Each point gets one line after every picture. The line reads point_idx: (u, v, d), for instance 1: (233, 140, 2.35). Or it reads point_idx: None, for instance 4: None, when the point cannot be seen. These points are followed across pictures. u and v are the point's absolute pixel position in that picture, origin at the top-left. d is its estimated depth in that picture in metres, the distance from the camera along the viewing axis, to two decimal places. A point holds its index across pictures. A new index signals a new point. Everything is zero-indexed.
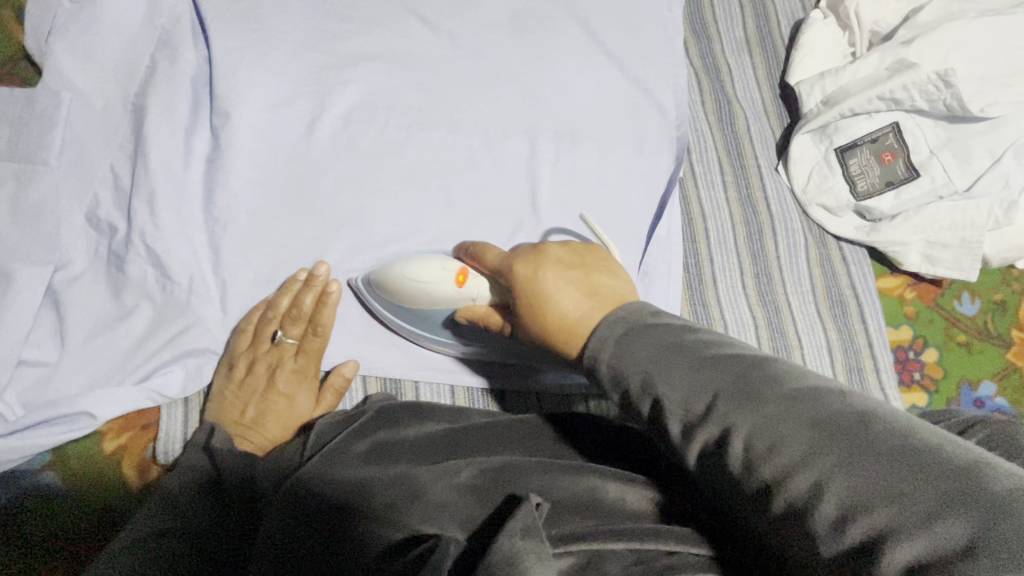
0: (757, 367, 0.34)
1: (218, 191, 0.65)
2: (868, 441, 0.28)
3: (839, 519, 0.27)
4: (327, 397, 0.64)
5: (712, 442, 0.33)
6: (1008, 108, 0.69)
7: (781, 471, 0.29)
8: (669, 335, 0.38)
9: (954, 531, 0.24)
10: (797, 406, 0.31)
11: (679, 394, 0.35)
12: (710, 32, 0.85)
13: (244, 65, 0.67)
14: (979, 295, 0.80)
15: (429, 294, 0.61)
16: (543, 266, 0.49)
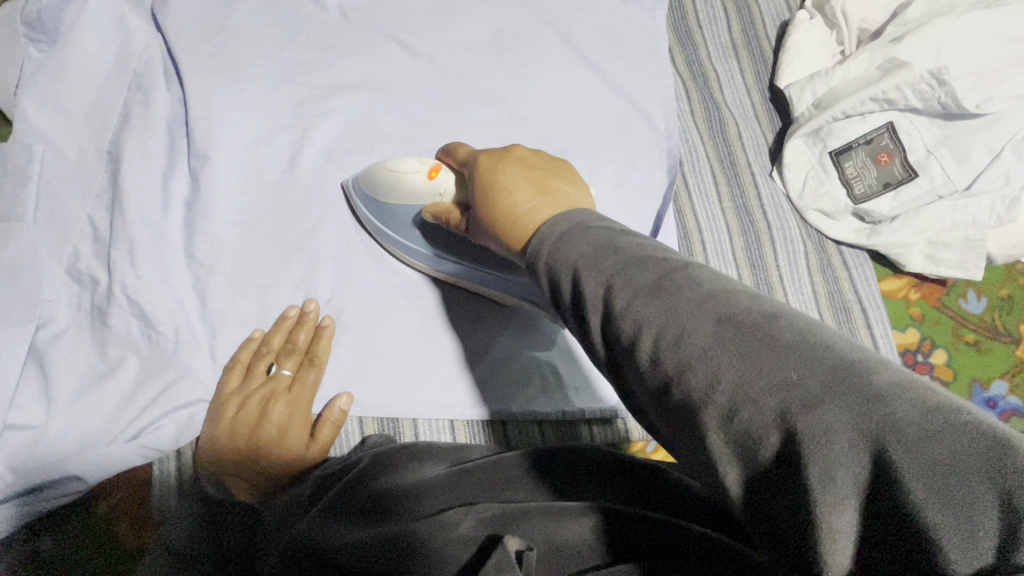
0: (676, 269, 0.33)
1: (201, 236, 0.63)
2: (773, 345, 0.27)
3: (727, 408, 0.27)
4: (324, 433, 0.61)
5: (622, 338, 0.33)
6: (1005, 103, 0.67)
7: (681, 366, 0.29)
8: (599, 236, 0.37)
9: (827, 417, 0.24)
10: (708, 303, 0.30)
11: (597, 288, 0.35)
12: (694, 39, 0.83)
13: (220, 105, 0.66)
14: (985, 292, 0.78)
15: (401, 189, 0.62)
16: (506, 163, 0.50)
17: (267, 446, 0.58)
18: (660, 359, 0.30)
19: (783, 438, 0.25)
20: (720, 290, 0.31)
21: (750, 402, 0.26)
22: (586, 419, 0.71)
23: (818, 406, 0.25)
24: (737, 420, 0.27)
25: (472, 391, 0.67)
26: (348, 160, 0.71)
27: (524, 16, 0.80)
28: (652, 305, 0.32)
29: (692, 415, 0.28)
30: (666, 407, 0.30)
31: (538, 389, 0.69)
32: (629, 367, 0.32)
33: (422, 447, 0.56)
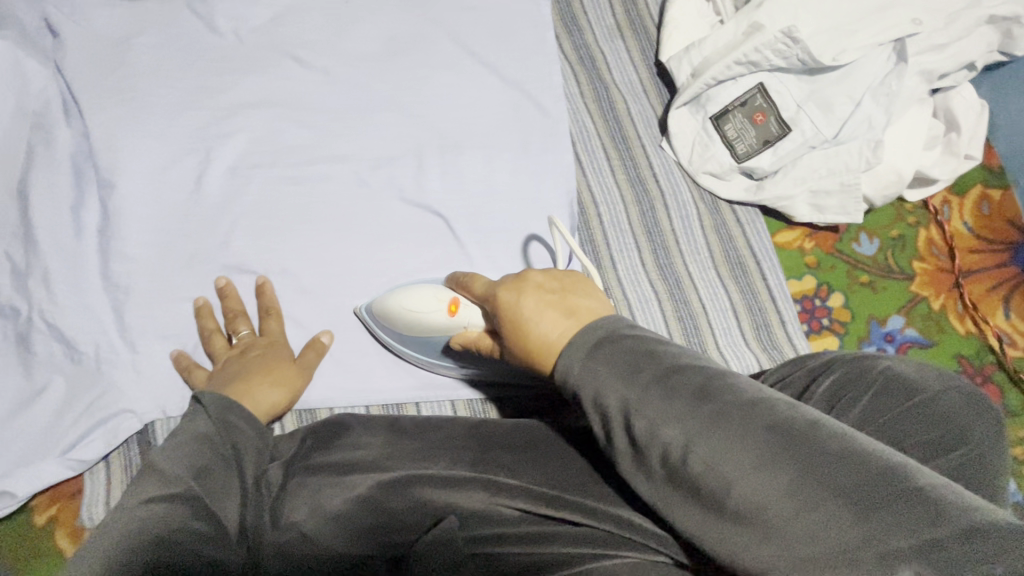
0: (715, 379, 0.39)
1: (115, 259, 0.67)
2: (823, 455, 0.34)
3: (794, 519, 0.33)
4: (309, 359, 0.67)
5: (674, 452, 0.37)
6: (857, 52, 0.71)
7: (744, 478, 0.35)
8: (632, 345, 0.42)
9: (880, 524, 0.31)
10: (756, 414, 0.37)
11: (649, 408, 0.39)
12: (581, 26, 0.88)
13: (122, 136, 0.71)
14: (876, 234, 0.82)
15: (426, 323, 0.64)
16: (525, 292, 0.48)
17: (266, 366, 0.62)
18: (717, 472, 0.35)
19: (850, 542, 0.31)
20: (760, 400, 0.38)
21: (812, 511, 0.32)
22: (500, 395, 0.72)
23: (874, 512, 0.31)
24: (804, 525, 0.32)
25: (388, 380, 0.71)
26: (252, 175, 0.74)
27: (415, 20, 0.83)
28: (706, 419, 0.37)
29: (757, 523, 0.34)
30: (723, 513, 0.35)
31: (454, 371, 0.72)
32: (679, 477, 0.37)
33: (349, 416, 0.63)
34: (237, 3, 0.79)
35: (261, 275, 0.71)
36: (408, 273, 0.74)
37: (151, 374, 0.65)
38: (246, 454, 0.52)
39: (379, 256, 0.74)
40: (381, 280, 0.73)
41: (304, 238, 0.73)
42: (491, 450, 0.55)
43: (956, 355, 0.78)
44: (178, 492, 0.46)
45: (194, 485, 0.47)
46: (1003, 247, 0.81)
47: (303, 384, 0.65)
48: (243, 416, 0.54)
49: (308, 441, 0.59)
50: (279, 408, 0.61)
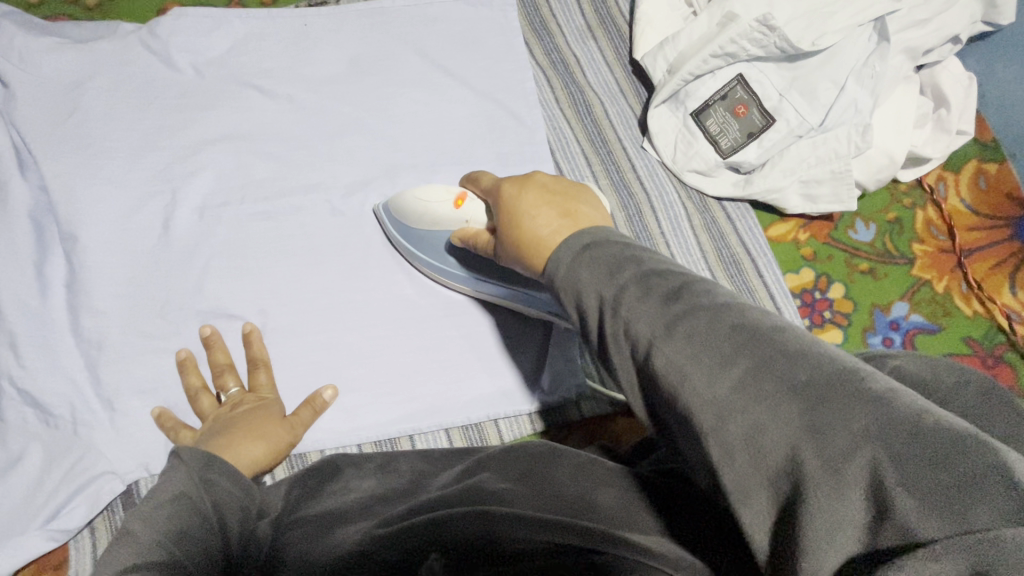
0: (693, 283, 0.36)
1: (85, 314, 0.65)
2: (781, 355, 0.30)
3: (747, 421, 0.29)
4: (304, 416, 0.64)
5: (640, 351, 0.35)
6: (837, 35, 0.69)
7: (701, 376, 0.31)
8: (616, 249, 0.40)
9: (838, 430, 0.26)
10: (723, 314, 0.33)
11: (626, 307, 0.36)
12: (550, 29, 0.85)
13: (82, 185, 0.68)
14: (872, 219, 0.79)
15: (432, 216, 0.65)
16: (527, 190, 0.50)
17: (256, 425, 0.59)
18: (672, 366, 0.33)
19: (788, 442, 0.27)
20: (733, 302, 0.34)
21: (756, 408, 0.29)
22: (493, 419, 0.69)
23: (824, 412, 0.27)
24: (750, 420, 0.29)
25: (379, 413, 0.68)
26: (222, 213, 0.71)
27: (378, 38, 0.81)
28: (671, 317, 0.34)
29: (701, 419, 0.31)
30: (677, 409, 0.32)
31: (446, 399, 0.69)
32: (641, 374, 0.35)
33: (333, 461, 0.62)
34: (191, 37, 0.77)
35: (249, 323, 0.68)
36: (390, 300, 0.71)
37: (130, 432, 0.63)
38: (230, 513, 0.49)
39: (359, 285, 0.71)
40: (363, 310, 0.70)
41: (280, 273, 0.70)
42: (488, 486, 0.52)
43: (965, 338, 0.76)
44: (160, 560, 0.42)
45: (176, 549, 0.43)
46: (1003, 221, 0.78)
47: (294, 441, 0.62)
48: (225, 473, 0.52)
49: (287, 492, 0.57)
50: (264, 464, 0.58)
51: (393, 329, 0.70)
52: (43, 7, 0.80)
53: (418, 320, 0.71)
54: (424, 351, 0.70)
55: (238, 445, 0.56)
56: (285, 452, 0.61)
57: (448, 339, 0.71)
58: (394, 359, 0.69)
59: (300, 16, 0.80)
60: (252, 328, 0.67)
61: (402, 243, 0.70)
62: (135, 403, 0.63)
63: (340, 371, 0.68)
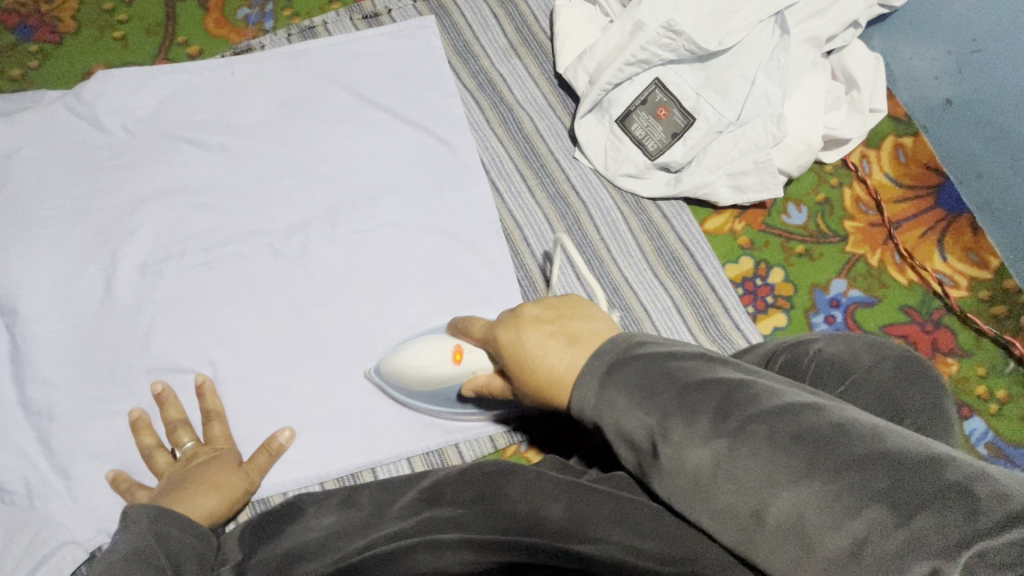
0: (737, 389, 0.37)
1: (32, 386, 0.65)
2: (853, 458, 0.32)
3: (839, 531, 0.32)
4: (260, 461, 0.64)
5: (706, 476, 0.36)
6: (741, 32, 0.71)
7: (780, 495, 0.33)
8: (645, 364, 0.40)
9: (924, 523, 0.30)
10: (779, 422, 0.35)
11: (676, 434, 0.37)
12: (474, 51, 0.87)
13: (22, 257, 0.69)
14: (803, 202, 0.82)
15: (421, 376, 0.63)
16: (523, 330, 0.45)
17: (211, 476, 0.60)
18: (750, 488, 0.34)
19: (894, 548, 0.30)
20: (783, 406, 0.36)
21: (851, 519, 0.31)
22: (452, 441, 0.70)
23: (914, 511, 0.30)
24: (842, 530, 0.31)
25: (338, 449, 0.68)
26: (163, 269, 0.71)
27: (306, 79, 0.82)
28: (733, 440, 0.35)
29: (793, 534, 0.33)
30: (764, 527, 0.34)
31: (404, 427, 0.70)
32: (713, 500, 0.36)
33: (297, 497, 0.62)
34: (119, 97, 0.77)
35: (200, 374, 0.68)
36: (339, 336, 0.72)
37: (89, 499, 0.63)
38: (186, 563, 0.50)
39: (307, 325, 0.72)
40: (313, 349, 0.71)
41: (227, 323, 0.71)
42: (438, 514, 0.52)
43: (903, 306, 0.78)
44: None
45: None
46: (925, 190, 0.81)
47: (252, 488, 0.63)
48: (177, 523, 0.53)
49: (244, 533, 0.57)
50: (219, 512, 0.59)
51: (345, 365, 0.71)
52: None
53: (369, 353, 0.72)
54: (378, 383, 0.71)
55: (190, 498, 0.57)
56: (243, 498, 0.62)
57: None
58: (349, 395, 0.70)
59: (226, 65, 0.81)
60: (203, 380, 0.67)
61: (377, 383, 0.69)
62: (90, 469, 0.63)
63: (296, 411, 0.69)
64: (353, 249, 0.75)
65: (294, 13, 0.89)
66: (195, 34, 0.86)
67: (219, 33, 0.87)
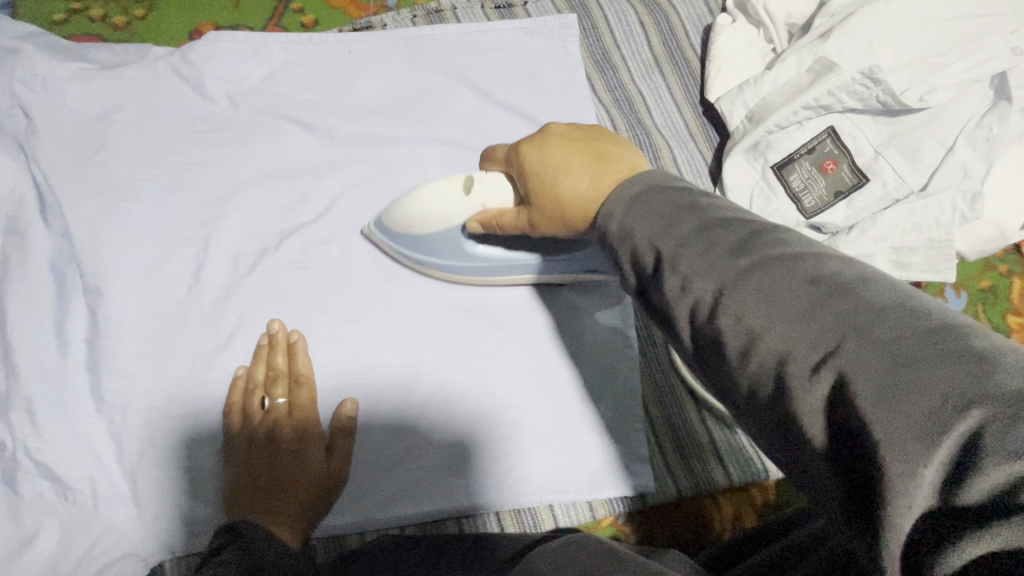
0: (760, 229, 0.31)
1: (106, 375, 0.59)
2: (870, 305, 0.25)
3: (819, 366, 0.25)
4: (340, 443, 0.59)
5: (704, 298, 0.30)
6: (948, 93, 0.62)
7: (765, 323, 0.27)
8: (682, 198, 0.34)
9: (928, 377, 0.22)
10: (794, 260, 0.28)
11: (679, 249, 0.32)
12: (613, 61, 0.78)
13: (109, 231, 0.63)
14: (963, 287, 0.72)
15: (443, 217, 0.57)
16: (550, 143, 0.47)
17: (291, 472, 0.56)
18: (742, 315, 0.28)
19: (881, 394, 0.23)
20: (812, 252, 0.29)
21: (838, 354, 0.25)
22: (548, 503, 0.63)
23: (913, 363, 0.23)
24: (823, 363, 0.25)
25: (423, 492, 0.61)
26: (256, 263, 0.65)
27: (429, 68, 0.74)
28: (740, 260, 0.29)
29: (774, 364, 0.27)
30: (743, 359, 0.28)
31: (493, 475, 0.63)
32: (695, 328, 0.30)
33: (376, 552, 0.53)
34: (228, 64, 0.71)
35: (296, 331, 0.63)
36: (436, 362, 0.65)
37: (156, 511, 0.57)
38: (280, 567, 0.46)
39: (403, 343, 0.65)
40: (405, 372, 0.64)
41: (318, 331, 0.64)
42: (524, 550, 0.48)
43: None
44: None
45: None
46: None
47: (335, 479, 0.58)
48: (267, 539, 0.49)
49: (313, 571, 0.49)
50: (308, 525, 0.55)
51: (437, 396, 0.64)
52: (68, 26, 0.74)
53: (465, 384, 0.64)
54: (468, 421, 0.64)
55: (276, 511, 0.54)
56: (329, 497, 0.58)
57: (498, 408, 0.64)
58: (438, 430, 0.63)
59: (344, 41, 0.74)
60: (286, 331, 0.62)
61: (416, 257, 0.64)
62: (159, 475, 0.58)
63: (375, 441, 0.62)
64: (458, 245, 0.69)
65: None
66: (312, 2, 0.79)
67: (338, 4, 0.79)
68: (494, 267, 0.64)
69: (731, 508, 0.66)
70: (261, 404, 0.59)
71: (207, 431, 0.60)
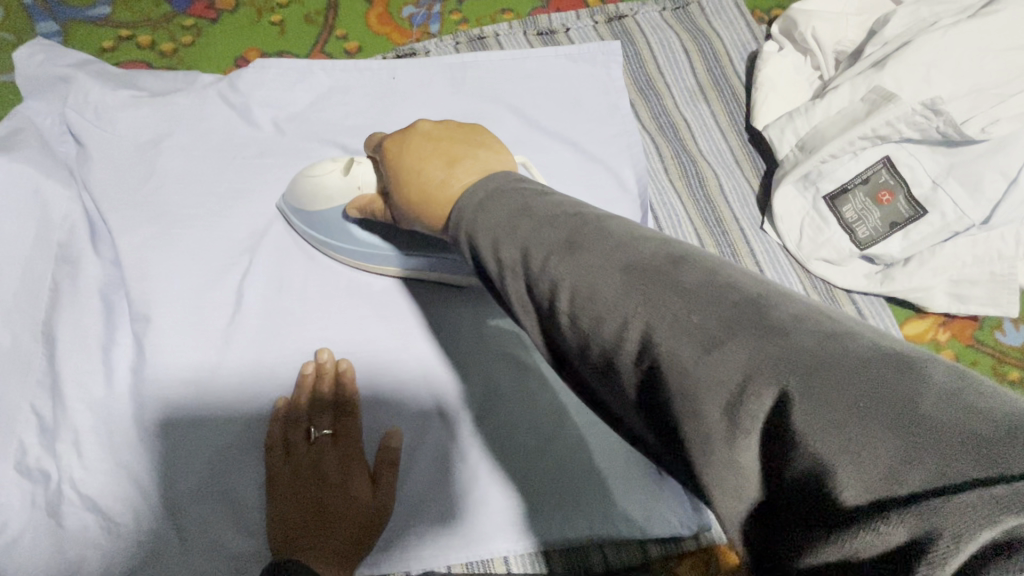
0: (592, 223, 0.32)
1: (151, 404, 0.58)
2: (680, 290, 0.27)
3: (644, 356, 0.26)
4: (385, 475, 0.57)
5: (549, 299, 0.31)
6: (1012, 124, 0.61)
7: (600, 317, 0.28)
8: (520, 195, 0.35)
9: (729, 360, 0.23)
10: (617, 253, 0.29)
11: (522, 250, 0.32)
12: (657, 87, 0.77)
13: (157, 257, 0.62)
14: (1023, 320, 0.71)
15: (326, 194, 0.59)
16: (411, 135, 0.43)
17: (336, 502, 0.54)
18: (579, 311, 0.29)
19: (693, 378, 0.24)
20: (632, 239, 0.30)
21: (656, 341, 0.26)
22: (599, 543, 0.61)
23: (716, 345, 0.24)
24: (646, 351, 0.26)
25: (470, 529, 0.59)
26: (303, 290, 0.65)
27: (472, 94, 0.74)
28: (570, 259, 0.30)
29: (612, 355, 0.28)
30: (590, 353, 0.29)
31: (541, 512, 0.61)
32: (549, 324, 0.31)
33: None
34: (275, 90, 0.71)
35: (342, 359, 0.62)
36: (480, 395, 0.64)
37: (198, 545, 0.56)
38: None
39: (449, 373, 0.64)
40: (451, 405, 0.63)
41: (363, 360, 0.63)
42: None
43: None
44: None
45: None
46: None
47: (381, 512, 0.56)
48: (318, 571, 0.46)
49: None
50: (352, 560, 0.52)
51: (484, 428, 0.63)
52: (117, 52, 0.74)
53: (510, 416, 0.64)
54: (516, 454, 0.62)
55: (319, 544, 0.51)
56: (376, 530, 0.55)
57: (545, 442, 0.63)
58: (484, 464, 0.62)
59: (389, 67, 0.74)
60: (333, 359, 0.61)
61: (315, 236, 0.64)
62: (201, 508, 0.57)
63: (423, 474, 0.60)
64: None
65: (462, 20, 0.81)
66: (356, 29, 0.79)
67: (381, 30, 0.80)
68: (386, 257, 0.64)
69: None
70: (307, 434, 0.58)
71: (250, 462, 0.58)
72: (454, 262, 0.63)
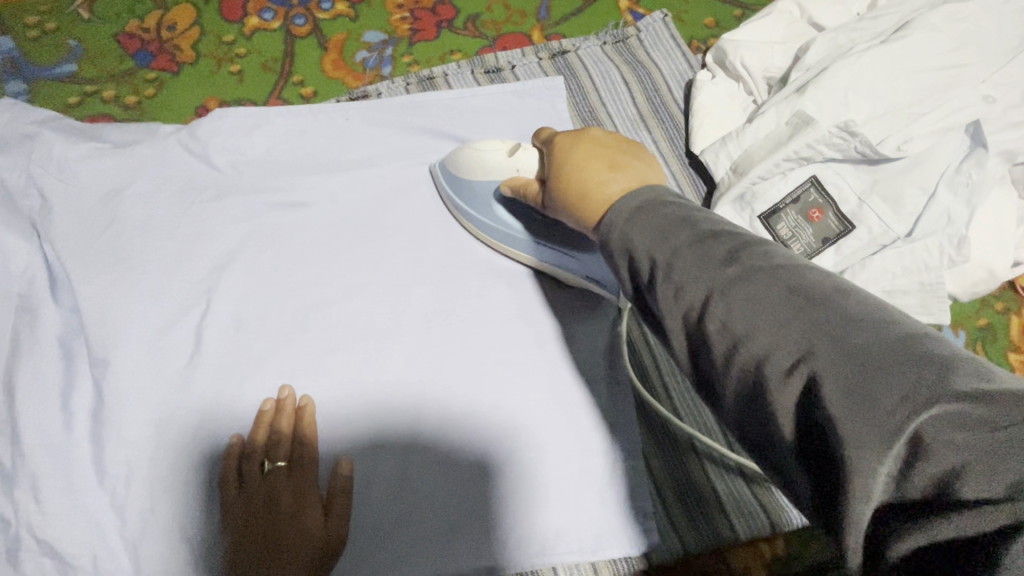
0: (749, 245, 0.35)
1: (110, 447, 0.60)
2: (841, 317, 0.29)
3: (793, 367, 0.29)
4: (339, 504, 0.58)
5: (697, 305, 0.34)
6: (925, 141, 0.65)
7: (746, 329, 0.31)
8: (674, 211, 0.39)
9: (887, 384, 0.26)
10: (777, 274, 0.32)
11: (676, 261, 0.36)
12: (600, 118, 0.81)
13: (116, 304, 0.65)
14: (960, 326, 0.73)
15: (483, 164, 0.66)
16: (583, 140, 0.52)
17: (288, 535, 0.55)
18: (724, 318, 0.32)
19: (847, 393, 0.27)
20: (793, 265, 0.33)
21: (806, 354, 0.29)
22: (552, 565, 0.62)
23: (874, 370, 0.27)
24: (792, 362, 0.29)
25: (422, 559, 0.61)
26: (258, 328, 0.66)
27: (423, 132, 0.77)
28: (727, 275, 0.33)
29: (754, 361, 0.31)
30: (729, 358, 0.32)
31: (495, 538, 0.62)
32: (689, 332, 0.35)
33: None
34: (234, 137, 0.74)
35: (302, 396, 0.63)
36: (433, 424, 0.64)
37: None
38: None
39: (404, 405, 0.65)
40: (406, 431, 0.64)
41: (319, 396, 0.64)
42: None
43: None
44: None
45: None
46: None
47: (335, 541, 0.57)
48: None
49: None
50: None
51: (438, 454, 0.63)
52: (83, 107, 0.78)
53: (464, 444, 0.64)
54: (466, 480, 0.63)
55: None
56: (328, 562, 0.56)
57: (499, 469, 0.64)
58: (438, 494, 0.62)
59: (342, 110, 0.77)
60: (291, 395, 0.62)
61: (457, 202, 0.71)
62: (158, 548, 0.58)
63: (376, 505, 0.61)
64: (451, 301, 0.69)
65: (413, 61, 0.85)
66: (312, 75, 0.83)
67: (335, 75, 0.84)
68: (510, 238, 0.70)
69: (742, 563, 0.65)
70: (261, 468, 0.59)
71: (204, 501, 0.59)
72: (589, 262, 0.68)
